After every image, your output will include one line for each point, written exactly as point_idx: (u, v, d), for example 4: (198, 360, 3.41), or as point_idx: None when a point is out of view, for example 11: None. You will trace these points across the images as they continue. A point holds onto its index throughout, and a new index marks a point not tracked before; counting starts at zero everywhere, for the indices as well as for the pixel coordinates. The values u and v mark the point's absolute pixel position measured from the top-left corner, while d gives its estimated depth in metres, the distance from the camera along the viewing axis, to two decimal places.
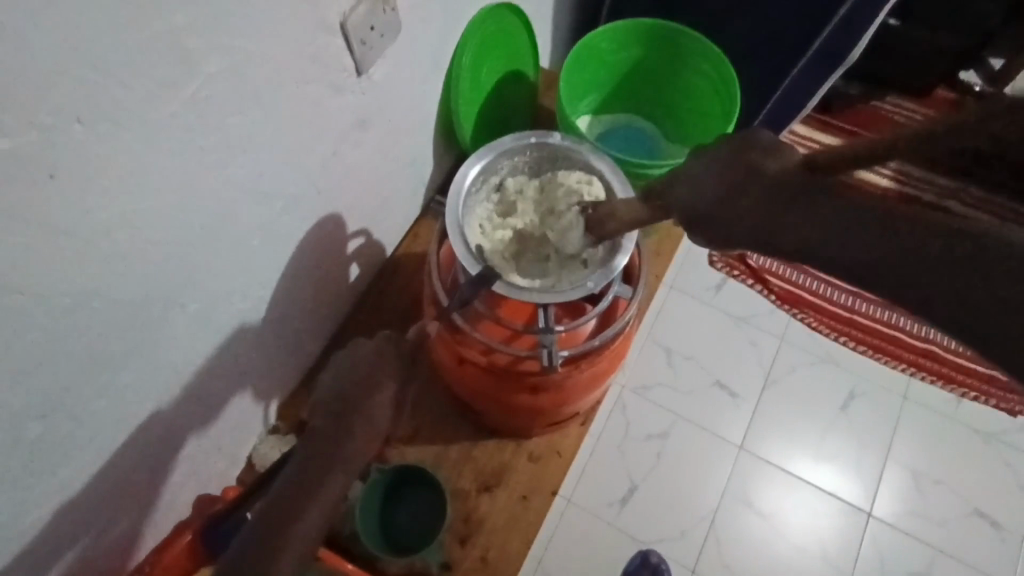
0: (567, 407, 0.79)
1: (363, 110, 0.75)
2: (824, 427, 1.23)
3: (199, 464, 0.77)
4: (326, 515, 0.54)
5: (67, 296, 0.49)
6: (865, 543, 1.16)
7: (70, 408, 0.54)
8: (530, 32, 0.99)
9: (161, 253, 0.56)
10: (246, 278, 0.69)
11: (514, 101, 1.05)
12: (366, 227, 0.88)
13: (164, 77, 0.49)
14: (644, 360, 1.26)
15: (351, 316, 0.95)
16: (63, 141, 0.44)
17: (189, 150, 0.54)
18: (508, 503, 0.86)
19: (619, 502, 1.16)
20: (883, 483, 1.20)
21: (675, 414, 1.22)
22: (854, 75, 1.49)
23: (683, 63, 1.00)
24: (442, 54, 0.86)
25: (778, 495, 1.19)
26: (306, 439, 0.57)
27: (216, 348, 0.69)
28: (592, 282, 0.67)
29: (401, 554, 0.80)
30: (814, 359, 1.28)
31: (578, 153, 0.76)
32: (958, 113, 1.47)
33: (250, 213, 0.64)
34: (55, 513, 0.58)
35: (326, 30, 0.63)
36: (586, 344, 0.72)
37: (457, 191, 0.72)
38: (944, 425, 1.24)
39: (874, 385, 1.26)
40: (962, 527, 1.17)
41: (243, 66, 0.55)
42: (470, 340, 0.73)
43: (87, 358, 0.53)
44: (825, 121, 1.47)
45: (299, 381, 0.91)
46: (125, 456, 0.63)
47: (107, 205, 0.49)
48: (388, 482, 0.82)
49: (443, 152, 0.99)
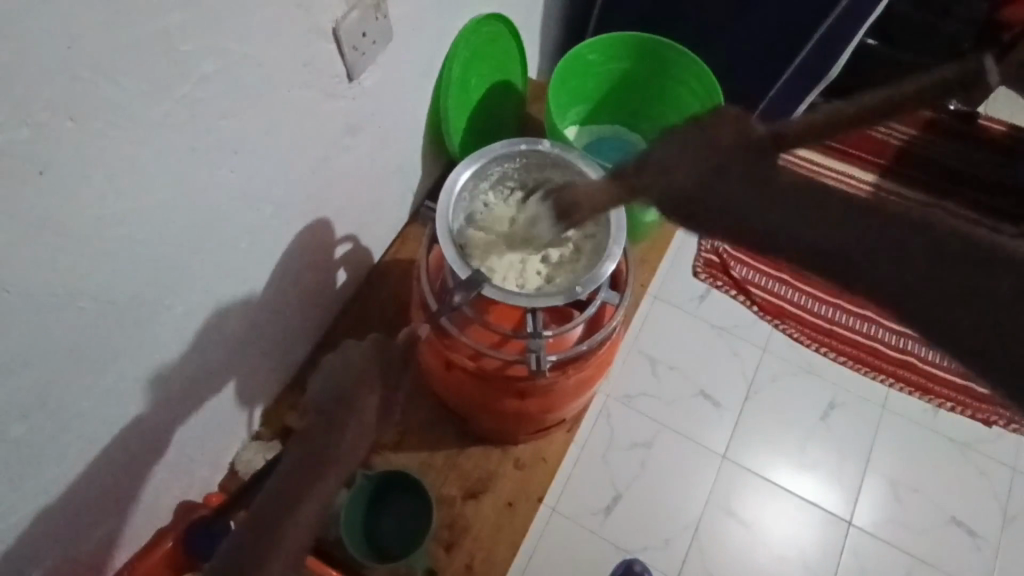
0: (554, 413, 0.80)
1: (353, 115, 0.75)
2: (805, 436, 1.25)
3: (183, 471, 0.76)
4: (316, 515, 0.54)
5: (57, 294, 0.49)
6: (845, 551, 1.18)
7: (56, 408, 0.53)
8: (519, 42, 1.01)
9: (149, 255, 0.56)
10: (235, 280, 0.69)
11: (503, 110, 1.06)
12: (354, 233, 0.89)
13: (158, 78, 0.49)
14: (629, 368, 1.27)
15: (337, 321, 0.95)
16: (56, 139, 0.44)
17: (181, 150, 0.54)
18: (493, 510, 0.86)
19: (603, 511, 1.16)
20: (863, 492, 1.21)
21: (659, 424, 1.23)
22: (833, 92, 1.53)
23: (669, 76, 1.02)
24: (433, 62, 0.87)
25: (760, 504, 1.20)
26: (297, 442, 0.57)
27: (202, 351, 0.69)
28: (580, 287, 0.68)
29: (386, 561, 0.79)
30: (793, 370, 1.29)
31: (568, 160, 0.76)
32: (934, 130, 1.52)
33: (240, 215, 0.64)
34: (33, 519, 0.57)
35: (319, 35, 0.64)
36: (573, 349, 0.72)
37: (449, 194, 0.72)
38: (922, 434, 1.26)
39: (853, 396, 1.28)
40: (939, 536, 1.19)
41: (237, 69, 0.56)
42: (458, 344, 0.73)
43: (74, 357, 0.53)
44: (805, 137, 1.50)
45: (284, 387, 0.90)
46: (108, 460, 0.63)
47: (100, 204, 0.49)
48: (374, 489, 0.81)
49: (432, 158, 1.00)
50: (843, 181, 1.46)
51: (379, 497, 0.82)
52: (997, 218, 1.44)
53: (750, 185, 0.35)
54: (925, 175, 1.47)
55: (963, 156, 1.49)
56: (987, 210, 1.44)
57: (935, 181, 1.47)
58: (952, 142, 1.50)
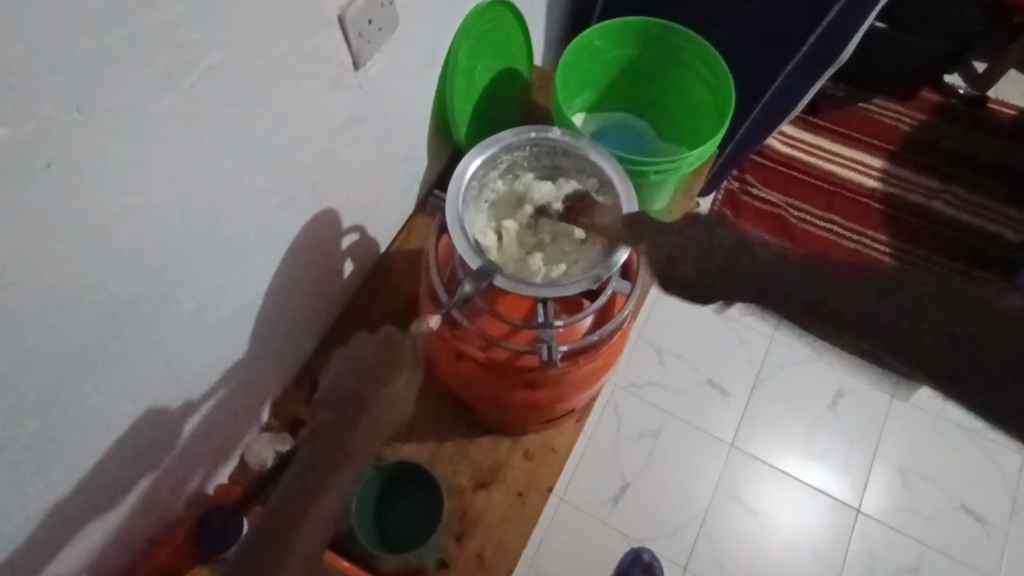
0: (563, 403, 0.79)
1: (359, 104, 0.74)
2: (813, 424, 1.24)
3: (194, 463, 0.77)
4: (334, 508, 0.54)
5: (66, 289, 0.49)
6: (854, 539, 1.18)
7: (67, 404, 0.53)
8: (525, 29, 0.99)
9: (157, 248, 0.55)
10: (243, 273, 0.68)
11: (509, 98, 1.05)
12: (361, 224, 0.88)
13: (162, 68, 0.48)
14: (636, 357, 1.27)
15: (345, 313, 0.95)
16: (62, 131, 0.43)
17: (188, 142, 0.53)
18: (503, 501, 0.86)
19: (611, 500, 1.17)
20: (872, 480, 1.21)
21: (668, 413, 1.23)
22: (842, 76, 1.51)
23: (677, 61, 1.00)
24: (438, 49, 0.86)
25: (767, 493, 1.20)
26: (310, 435, 0.56)
27: (211, 344, 0.68)
28: (592, 277, 0.67)
29: (398, 552, 0.80)
30: (802, 357, 1.29)
31: (577, 148, 0.75)
32: (943, 114, 1.50)
33: (247, 207, 0.64)
34: (47, 514, 0.57)
35: (325, 23, 0.63)
36: (585, 339, 0.72)
37: (458, 183, 0.71)
38: (930, 421, 1.25)
39: (861, 383, 1.27)
40: (949, 522, 1.19)
41: (242, 58, 0.55)
42: (469, 335, 0.73)
43: (86, 353, 0.53)
44: (813, 123, 1.49)
45: (292, 379, 0.90)
46: (119, 454, 0.63)
47: (106, 198, 0.48)
48: (384, 480, 0.82)
49: (437, 148, 0.99)
50: (851, 167, 1.44)
51: (390, 488, 0.82)
52: (1005, 202, 1.43)
53: (746, 263, 0.45)
54: (934, 160, 1.45)
55: (972, 140, 1.47)
56: (994, 195, 1.43)
57: (944, 166, 1.45)
58: (960, 127, 1.49)
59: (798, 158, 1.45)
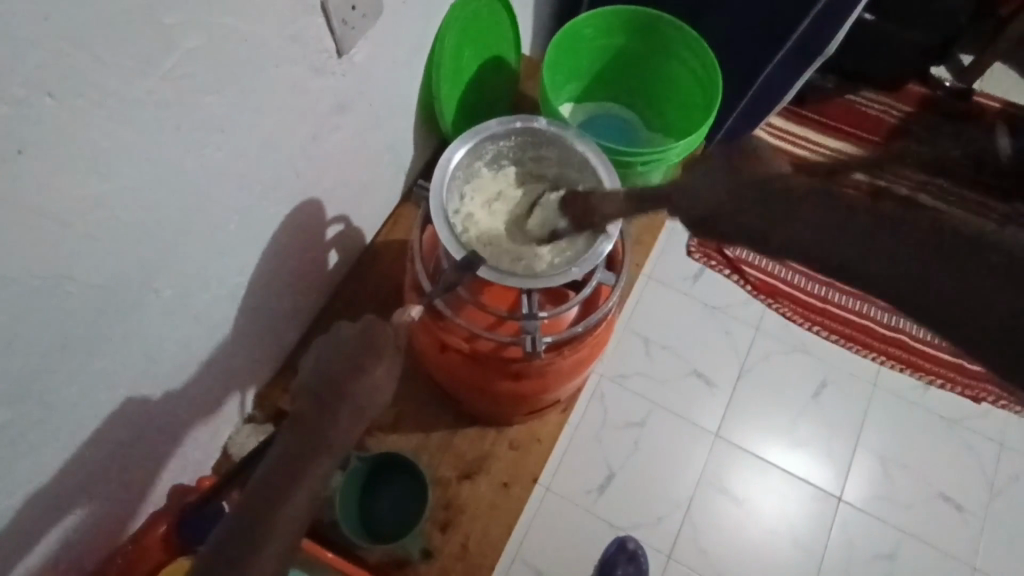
0: (548, 393, 0.79)
1: (343, 92, 0.73)
2: (797, 413, 1.26)
3: (175, 454, 0.76)
4: (311, 499, 0.54)
5: (39, 278, 0.47)
6: (835, 527, 1.19)
7: (43, 394, 0.53)
8: (513, 17, 0.98)
9: (135, 238, 0.54)
10: (226, 262, 0.68)
11: (497, 87, 1.04)
12: (346, 213, 0.87)
13: (139, 53, 0.47)
14: (622, 348, 1.27)
15: (330, 303, 0.95)
16: (33, 117, 0.42)
17: (167, 130, 0.52)
18: (488, 491, 0.86)
19: (597, 489, 1.17)
20: (853, 468, 1.23)
21: (652, 403, 1.24)
22: (830, 69, 1.51)
23: (665, 51, 1.00)
24: (424, 37, 0.85)
25: (751, 481, 1.21)
26: (289, 424, 0.56)
27: (192, 333, 0.68)
28: (577, 268, 0.67)
29: (382, 542, 0.80)
30: (786, 349, 1.30)
31: (564, 139, 0.75)
32: (928, 107, 1.51)
33: (228, 196, 0.63)
34: (25, 504, 0.57)
35: (307, 9, 0.61)
36: (569, 330, 0.72)
37: (443, 172, 0.71)
38: (911, 413, 1.27)
39: (844, 374, 1.29)
40: (927, 510, 1.21)
41: (222, 42, 0.54)
42: (453, 326, 0.72)
43: (62, 344, 0.52)
44: (801, 115, 1.49)
45: (275, 370, 0.89)
46: (98, 444, 0.62)
47: (79, 185, 0.47)
48: (368, 471, 0.81)
49: (424, 138, 0.98)
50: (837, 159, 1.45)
51: (374, 479, 0.82)
52: None
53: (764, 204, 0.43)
54: None
55: (956, 133, 1.48)
56: None
57: None
58: (945, 120, 1.50)
59: (785, 149, 1.45)
